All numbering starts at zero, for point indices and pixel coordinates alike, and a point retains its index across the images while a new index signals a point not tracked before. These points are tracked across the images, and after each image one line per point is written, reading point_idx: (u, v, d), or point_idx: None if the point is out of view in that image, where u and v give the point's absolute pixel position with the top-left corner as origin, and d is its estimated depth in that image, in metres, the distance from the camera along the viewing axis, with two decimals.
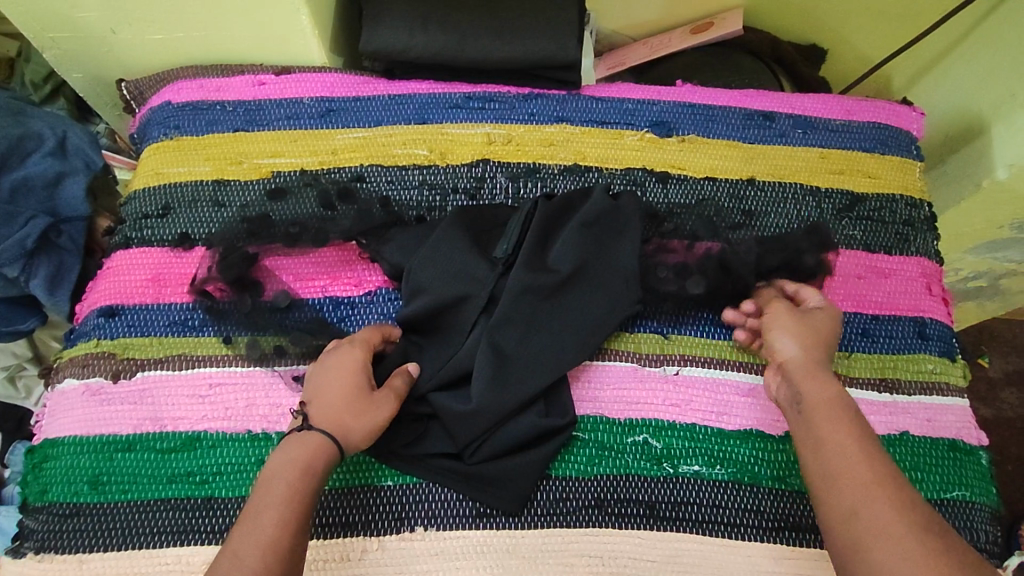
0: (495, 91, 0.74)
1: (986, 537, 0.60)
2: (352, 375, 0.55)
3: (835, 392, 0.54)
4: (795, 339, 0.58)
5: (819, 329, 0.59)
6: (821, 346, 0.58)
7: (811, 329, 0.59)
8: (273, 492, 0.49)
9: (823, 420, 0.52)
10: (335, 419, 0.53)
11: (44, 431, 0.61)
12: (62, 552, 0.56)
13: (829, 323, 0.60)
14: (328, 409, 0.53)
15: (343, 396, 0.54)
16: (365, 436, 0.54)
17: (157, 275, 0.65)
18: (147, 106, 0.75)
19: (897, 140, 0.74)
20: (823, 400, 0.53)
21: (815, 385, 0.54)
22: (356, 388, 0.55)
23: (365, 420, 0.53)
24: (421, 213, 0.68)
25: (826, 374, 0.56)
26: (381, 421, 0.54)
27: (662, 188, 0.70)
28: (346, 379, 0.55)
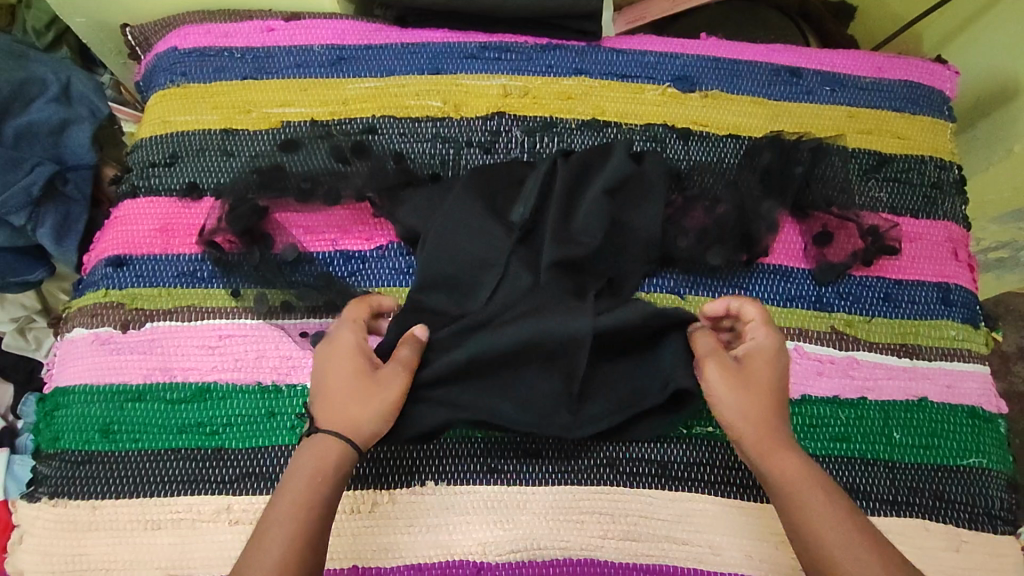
0: (512, 41, 0.71)
1: (1001, 504, 0.60)
2: (349, 360, 0.53)
3: (812, 467, 0.50)
4: (757, 405, 0.52)
5: (769, 383, 0.53)
6: (778, 399, 0.53)
7: (756, 381, 0.53)
8: (286, 496, 0.48)
9: (800, 503, 0.49)
10: (341, 411, 0.51)
11: (54, 380, 0.61)
12: (75, 498, 0.56)
13: (772, 358, 0.54)
14: (335, 403, 0.51)
15: (343, 389, 0.52)
16: (381, 419, 0.52)
17: (165, 225, 0.63)
18: (152, 52, 0.73)
19: (928, 100, 0.71)
20: (801, 478, 0.49)
21: (786, 460, 0.50)
22: (356, 373, 0.52)
23: (374, 402, 0.52)
24: (434, 167, 0.66)
25: (786, 434, 0.52)
26: (394, 399, 0.52)
27: (683, 145, 0.67)
28: (343, 369, 0.53)
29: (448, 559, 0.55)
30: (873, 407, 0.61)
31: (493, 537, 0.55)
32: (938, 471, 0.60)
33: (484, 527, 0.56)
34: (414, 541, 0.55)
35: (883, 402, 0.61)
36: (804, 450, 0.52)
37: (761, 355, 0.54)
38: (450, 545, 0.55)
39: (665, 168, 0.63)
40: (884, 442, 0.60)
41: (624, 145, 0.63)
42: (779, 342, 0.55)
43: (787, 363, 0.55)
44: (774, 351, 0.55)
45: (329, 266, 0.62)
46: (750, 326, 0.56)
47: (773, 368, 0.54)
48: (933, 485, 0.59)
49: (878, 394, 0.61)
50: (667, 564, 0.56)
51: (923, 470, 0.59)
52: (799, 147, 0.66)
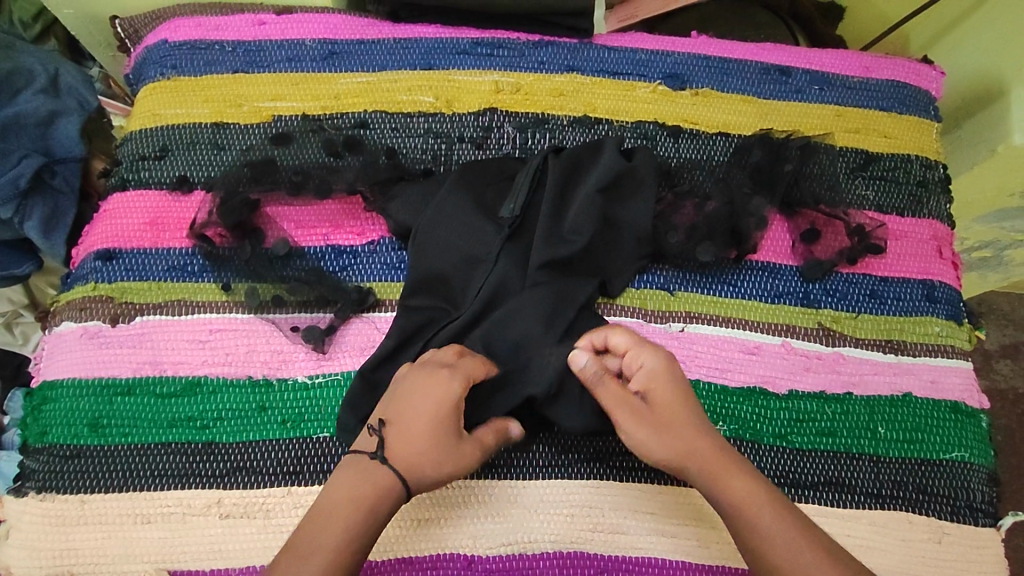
0: (505, 37, 0.71)
1: (982, 497, 0.61)
2: (442, 411, 0.49)
3: (744, 478, 0.49)
4: (677, 439, 0.50)
5: (677, 413, 0.51)
6: (696, 424, 0.51)
7: (669, 411, 0.51)
8: (323, 534, 0.45)
9: (746, 521, 0.47)
10: (413, 456, 0.48)
11: (42, 374, 0.60)
12: (64, 492, 0.56)
13: (665, 382, 0.52)
14: (410, 446, 0.49)
15: (427, 436, 0.49)
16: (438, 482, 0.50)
17: (155, 218, 0.63)
18: (142, 44, 0.72)
19: (915, 100, 0.72)
20: (751, 500, 0.48)
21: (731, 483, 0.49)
22: (442, 429, 0.49)
23: (446, 468, 0.49)
24: (426, 162, 0.66)
25: (726, 453, 0.50)
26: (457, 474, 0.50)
27: (674, 143, 0.68)
28: (439, 414, 0.49)
29: (439, 553, 0.55)
30: (859, 402, 0.62)
31: (483, 530, 0.56)
32: (922, 465, 0.61)
33: (475, 521, 0.56)
34: (405, 535, 0.56)
35: (868, 397, 0.62)
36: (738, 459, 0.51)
37: (656, 387, 0.52)
38: (441, 539, 0.56)
39: (655, 164, 0.64)
40: (869, 436, 0.61)
41: (614, 141, 0.63)
42: (661, 362, 0.52)
43: (682, 387, 0.52)
44: (663, 374, 0.52)
45: (320, 261, 0.62)
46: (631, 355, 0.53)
47: (671, 394, 0.52)
48: (916, 479, 0.60)
49: (863, 389, 0.62)
50: (655, 557, 0.56)
51: (907, 464, 0.60)
52: (786, 146, 0.66)
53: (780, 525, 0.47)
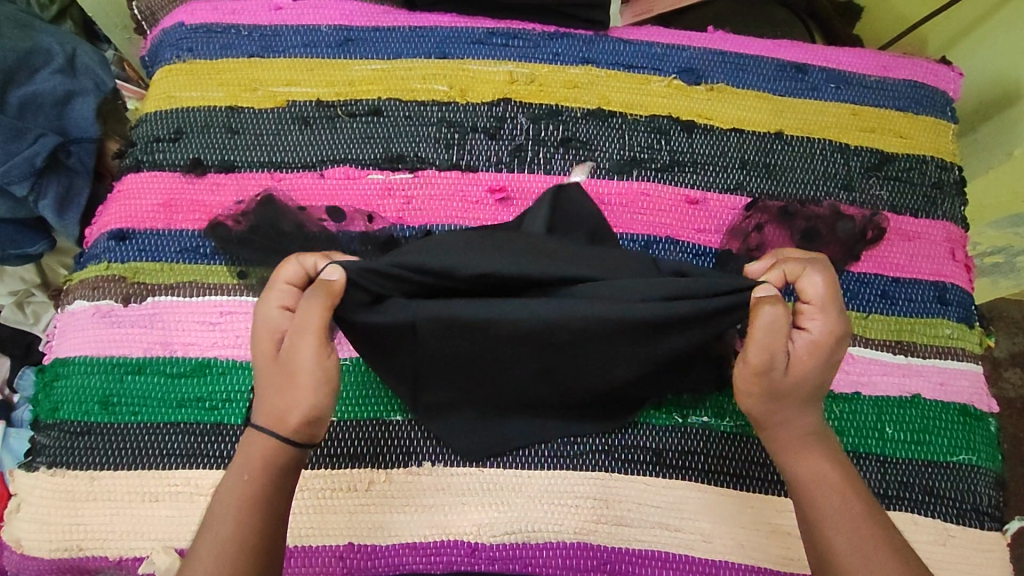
0: (520, 27, 0.71)
1: (989, 501, 0.61)
2: (258, 349, 0.49)
3: (821, 445, 0.50)
4: (785, 406, 0.49)
5: (809, 384, 0.49)
6: (819, 387, 0.50)
7: (807, 372, 0.49)
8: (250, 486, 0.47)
9: (797, 469, 0.50)
10: (263, 402, 0.49)
11: (54, 351, 0.61)
12: (74, 468, 0.57)
13: (825, 350, 0.49)
14: (258, 396, 0.49)
15: (263, 370, 0.49)
16: (257, 371, 0.49)
17: (168, 200, 0.64)
18: (159, 26, 0.72)
19: (932, 100, 0.72)
20: (805, 450, 0.50)
21: (802, 443, 0.50)
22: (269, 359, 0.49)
23: (281, 383, 0.48)
24: (438, 149, 0.66)
25: (812, 425, 0.50)
26: (258, 348, 0.49)
27: (687, 138, 0.68)
28: (263, 345, 0.49)
29: (443, 539, 0.56)
30: (866, 402, 0.62)
31: (488, 518, 0.56)
32: (928, 467, 0.60)
33: (480, 509, 0.56)
34: (410, 520, 0.56)
35: (877, 398, 0.62)
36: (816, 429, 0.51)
37: (815, 354, 0.49)
38: (445, 525, 0.56)
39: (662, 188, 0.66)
40: (876, 437, 0.61)
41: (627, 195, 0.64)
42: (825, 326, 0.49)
43: (830, 351, 0.50)
44: (824, 346, 0.49)
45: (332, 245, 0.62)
46: (806, 310, 0.50)
47: (813, 364, 0.49)
48: (922, 481, 0.60)
49: (872, 389, 0.62)
50: (659, 550, 0.56)
51: (912, 465, 0.60)
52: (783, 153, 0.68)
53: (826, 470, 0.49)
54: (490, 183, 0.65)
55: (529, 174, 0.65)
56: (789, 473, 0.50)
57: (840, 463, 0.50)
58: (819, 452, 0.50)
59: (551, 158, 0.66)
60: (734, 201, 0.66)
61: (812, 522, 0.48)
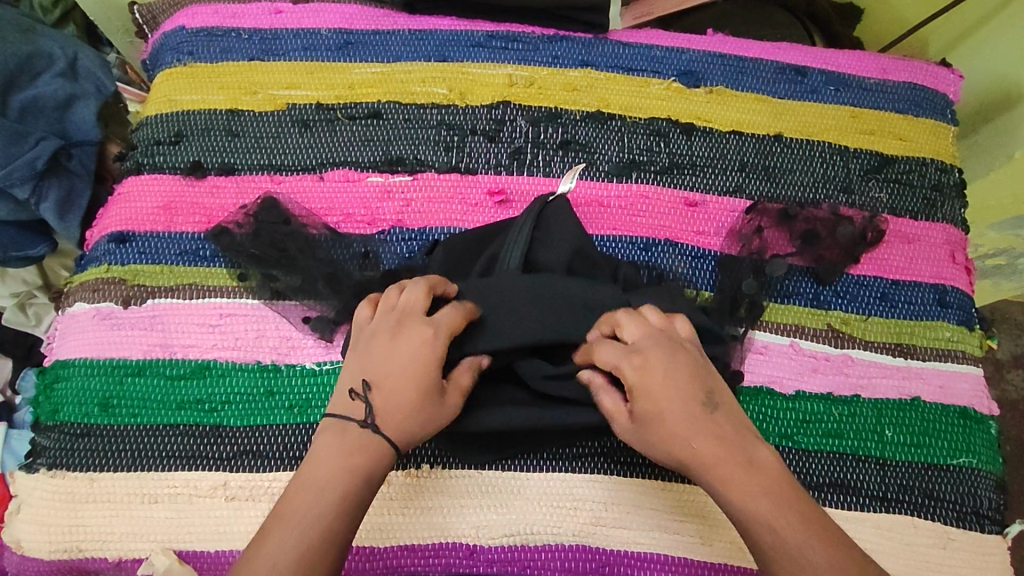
0: (520, 30, 0.71)
1: (989, 504, 0.60)
2: (431, 374, 0.47)
3: (737, 467, 0.45)
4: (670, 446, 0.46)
5: (666, 415, 0.46)
6: (694, 412, 0.46)
7: (661, 408, 0.46)
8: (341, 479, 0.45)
9: (727, 500, 0.44)
10: (403, 423, 0.46)
11: (54, 353, 0.61)
12: (74, 470, 0.57)
13: (643, 372, 0.46)
14: (394, 409, 0.46)
15: (411, 393, 0.47)
16: (410, 387, 0.47)
17: (168, 203, 0.64)
18: (160, 30, 0.73)
19: (932, 103, 0.72)
20: (729, 476, 0.44)
21: (721, 471, 0.45)
22: (394, 359, 0.47)
23: (431, 420, 0.47)
24: (438, 151, 0.66)
25: (721, 446, 0.45)
26: (426, 372, 0.47)
27: (686, 140, 0.68)
28: (429, 373, 0.47)
29: (442, 542, 0.56)
30: (866, 404, 0.61)
31: (486, 521, 0.56)
32: (928, 470, 0.60)
33: (478, 511, 0.56)
34: (409, 523, 0.56)
35: (876, 401, 0.62)
36: (732, 447, 0.45)
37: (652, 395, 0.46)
38: (444, 527, 0.56)
39: (662, 191, 0.66)
40: (875, 439, 0.60)
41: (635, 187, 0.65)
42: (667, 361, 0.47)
43: (673, 383, 0.46)
44: (649, 386, 0.46)
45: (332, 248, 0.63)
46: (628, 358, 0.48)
47: (658, 399, 0.46)
48: (922, 484, 0.60)
49: (871, 392, 0.62)
50: (657, 553, 0.56)
51: (912, 468, 0.60)
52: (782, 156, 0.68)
53: (754, 496, 0.44)
54: (489, 186, 0.65)
55: (528, 176, 0.65)
56: (724, 507, 0.45)
57: (768, 478, 0.44)
58: (753, 479, 0.44)
59: (550, 161, 0.66)
60: (733, 203, 0.66)
61: (765, 560, 0.43)
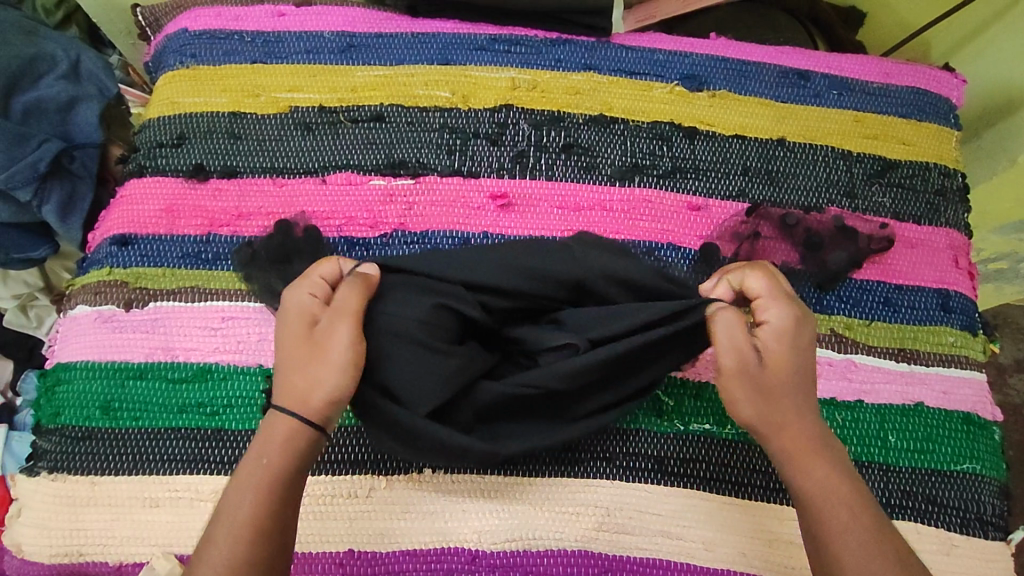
0: (523, 34, 0.71)
1: (992, 510, 0.60)
2: (296, 329, 0.50)
3: (819, 450, 0.49)
4: (773, 405, 0.49)
5: (785, 377, 0.49)
6: (801, 386, 0.50)
7: (779, 368, 0.50)
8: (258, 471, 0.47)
9: (804, 474, 0.48)
10: (298, 382, 0.48)
11: (56, 356, 0.61)
12: (74, 474, 0.57)
13: (783, 340, 0.50)
14: (287, 378, 0.49)
15: (294, 350, 0.50)
16: (282, 353, 0.50)
17: (170, 205, 0.64)
18: (162, 32, 0.73)
19: (935, 107, 0.71)
20: (807, 453, 0.49)
21: (803, 444, 0.49)
22: (313, 352, 0.49)
23: (316, 362, 0.48)
24: (441, 154, 0.66)
25: (812, 426, 0.50)
26: (290, 332, 0.50)
27: (689, 144, 0.68)
28: (291, 327, 0.50)
29: (443, 546, 0.56)
30: (869, 410, 0.61)
31: (488, 525, 0.56)
32: (931, 476, 0.60)
33: (480, 516, 0.56)
34: (411, 527, 0.56)
35: (879, 406, 0.61)
36: (819, 432, 0.50)
37: (772, 354, 0.50)
38: (445, 532, 0.56)
39: (665, 195, 0.66)
40: (879, 445, 0.60)
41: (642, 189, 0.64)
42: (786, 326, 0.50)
43: (796, 351, 0.50)
44: (783, 345, 0.50)
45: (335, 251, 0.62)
46: (760, 306, 0.51)
47: (784, 360, 0.50)
48: (925, 490, 0.60)
49: (874, 397, 0.62)
50: (660, 559, 0.56)
51: (915, 473, 0.60)
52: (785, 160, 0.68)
53: (830, 479, 0.48)
54: (491, 190, 0.65)
55: (530, 180, 0.65)
56: (795, 479, 0.49)
57: (843, 467, 0.49)
58: (832, 462, 0.49)
59: (553, 164, 0.66)
60: (736, 207, 0.66)
61: (822, 535, 0.47)
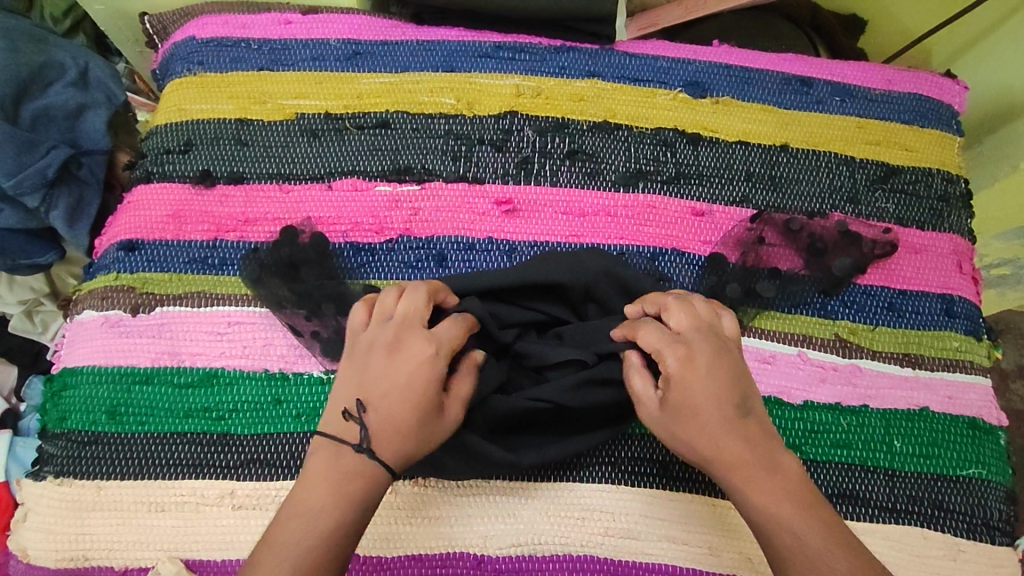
0: (527, 41, 0.71)
1: (999, 516, 0.60)
2: (407, 347, 0.48)
3: (761, 471, 0.46)
4: (694, 441, 0.47)
5: (696, 411, 0.47)
6: (727, 410, 0.47)
7: (694, 398, 0.47)
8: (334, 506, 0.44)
9: (745, 500, 0.46)
10: (417, 398, 0.47)
11: (63, 360, 0.61)
12: (80, 478, 0.57)
13: (687, 366, 0.48)
14: (397, 400, 0.47)
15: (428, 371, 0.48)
16: (391, 378, 0.48)
17: (177, 211, 0.64)
18: (170, 40, 0.73)
19: (937, 114, 0.72)
20: (750, 476, 0.46)
21: (740, 469, 0.46)
22: (437, 369, 0.48)
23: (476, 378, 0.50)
24: (446, 160, 0.66)
25: (746, 450, 0.47)
26: (400, 351, 0.48)
27: (693, 150, 0.68)
28: (412, 345, 0.48)
29: (449, 551, 0.55)
30: (875, 415, 0.61)
31: (494, 531, 0.56)
32: (937, 481, 0.60)
33: (485, 521, 0.56)
34: (416, 532, 0.56)
35: (885, 411, 0.61)
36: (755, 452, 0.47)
37: (683, 383, 0.48)
38: (451, 537, 0.56)
39: (669, 200, 0.66)
40: (884, 450, 0.60)
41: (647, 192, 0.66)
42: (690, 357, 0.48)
43: (706, 374, 0.48)
44: (684, 374, 0.48)
45: (340, 256, 0.63)
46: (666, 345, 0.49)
47: (692, 394, 0.48)
48: (931, 495, 0.59)
49: (879, 402, 0.62)
50: (665, 564, 0.56)
51: (921, 479, 0.60)
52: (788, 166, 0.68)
53: (775, 499, 0.45)
54: (496, 195, 0.65)
55: (534, 186, 0.66)
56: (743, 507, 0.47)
57: (788, 486, 0.46)
58: (778, 483, 0.46)
59: (557, 170, 0.66)
60: (740, 213, 0.67)
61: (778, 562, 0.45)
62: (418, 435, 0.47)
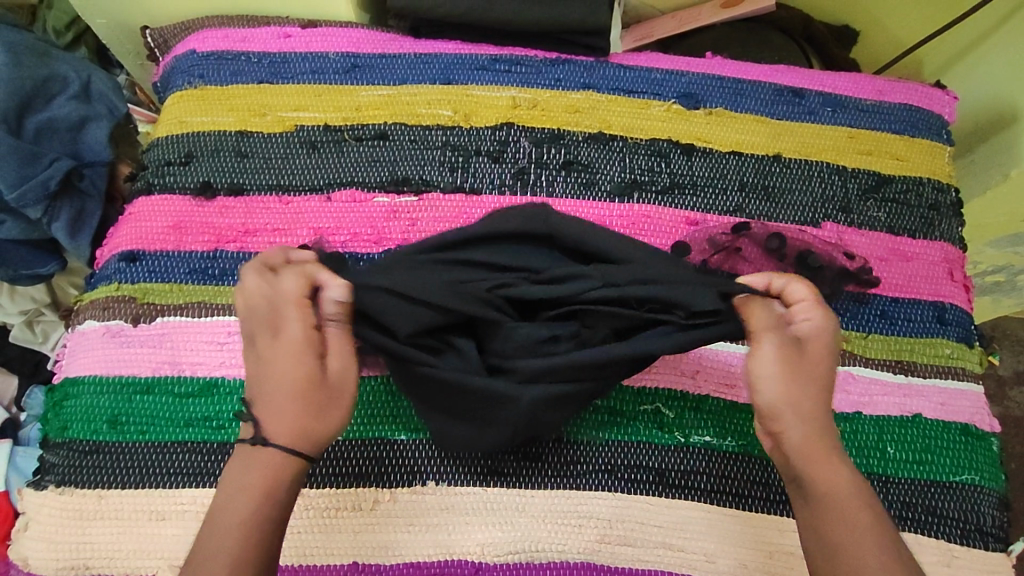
0: (523, 54, 0.73)
1: (992, 521, 0.61)
2: (280, 338, 0.46)
3: (841, 453, 0.47)
4: (800, 399, 0.47)
5: (819, 375, 0.47)
6: (831, 389, 0.48)
7: (815, 366, 0.48)
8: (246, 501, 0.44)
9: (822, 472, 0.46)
10: (294, 382, 0.46)
11: (64, 370, 0.62)
12: (81, 487, 0.57)
13: (822, 341, 0.48)
14: (277, 396, 0.46)
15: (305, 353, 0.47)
16: (273, 370, 0.46)
17: (178, 221, 0.65)
18: (171, 54, 0.75)
19: (927, 124, 0.73)
20: (827, 453, 0.46)
21: (828, 444, 0.46)
22: (314, 349, 0.47)
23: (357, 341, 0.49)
24: (443, 171, 0.67)
25: (834, 433, 0.47)
26: (279, 344, 0.46)
27: (686, 161, 0.69)
28: (288, 335, 0.46)
29: (446, 559, 0.56)
30: (868, 421, 0.62)
31: (491, 538, 0.56)
32: (930, 487, 0.60)
33: (482, 529, 0.56)
34: (414, 540, 0.56)
35: (878, 417, 0.62)
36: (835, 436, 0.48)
37: (810, 348, 0.48)
38: (449, 545, 0.56)
39: (663, 210, 0.67)
40: (878, 456, 0.61)
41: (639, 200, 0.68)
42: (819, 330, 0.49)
43: (830, 351, 0.48)
44: (821, 342, 0.48)
45: None
46: (797, 308, 0.49)
47: (820, 359, 0.48)
48: (924, 500, 0.60)
49: (873, 409, 0.62)
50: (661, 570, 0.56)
51: (914, 484, 0.60)
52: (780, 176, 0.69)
53: (850, 481, 0.46)
54: (493, 206, 0.66)
55: (530, 196, 0.67)
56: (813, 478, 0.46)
57: (856, 473, 0.47)
58: (850, 468, 0.47)
59: (553, 181, 0.67)
60: (733, 222, 0.67)
61: (842, 536, 0.44)
62: (307, 424, 0.45)
